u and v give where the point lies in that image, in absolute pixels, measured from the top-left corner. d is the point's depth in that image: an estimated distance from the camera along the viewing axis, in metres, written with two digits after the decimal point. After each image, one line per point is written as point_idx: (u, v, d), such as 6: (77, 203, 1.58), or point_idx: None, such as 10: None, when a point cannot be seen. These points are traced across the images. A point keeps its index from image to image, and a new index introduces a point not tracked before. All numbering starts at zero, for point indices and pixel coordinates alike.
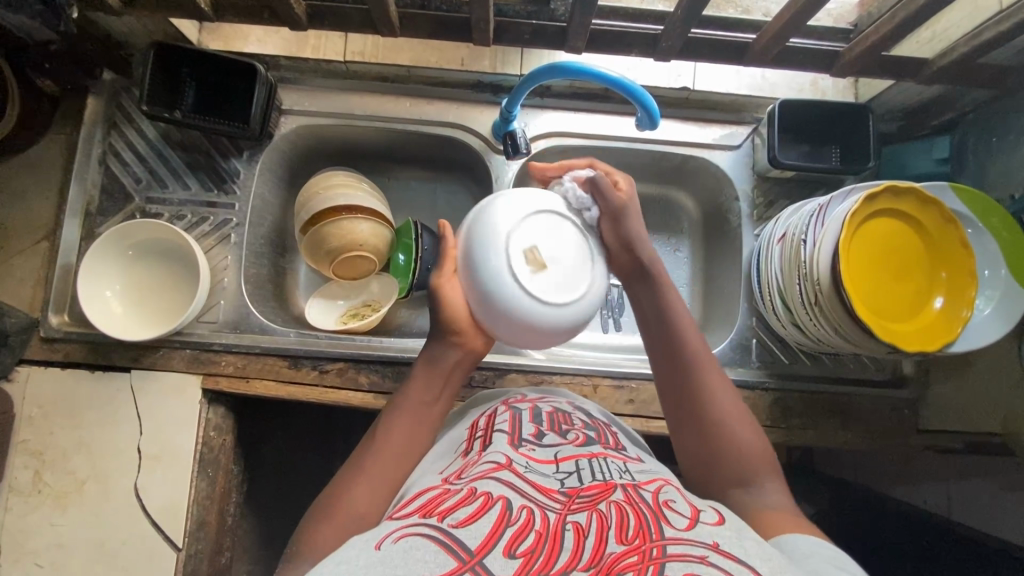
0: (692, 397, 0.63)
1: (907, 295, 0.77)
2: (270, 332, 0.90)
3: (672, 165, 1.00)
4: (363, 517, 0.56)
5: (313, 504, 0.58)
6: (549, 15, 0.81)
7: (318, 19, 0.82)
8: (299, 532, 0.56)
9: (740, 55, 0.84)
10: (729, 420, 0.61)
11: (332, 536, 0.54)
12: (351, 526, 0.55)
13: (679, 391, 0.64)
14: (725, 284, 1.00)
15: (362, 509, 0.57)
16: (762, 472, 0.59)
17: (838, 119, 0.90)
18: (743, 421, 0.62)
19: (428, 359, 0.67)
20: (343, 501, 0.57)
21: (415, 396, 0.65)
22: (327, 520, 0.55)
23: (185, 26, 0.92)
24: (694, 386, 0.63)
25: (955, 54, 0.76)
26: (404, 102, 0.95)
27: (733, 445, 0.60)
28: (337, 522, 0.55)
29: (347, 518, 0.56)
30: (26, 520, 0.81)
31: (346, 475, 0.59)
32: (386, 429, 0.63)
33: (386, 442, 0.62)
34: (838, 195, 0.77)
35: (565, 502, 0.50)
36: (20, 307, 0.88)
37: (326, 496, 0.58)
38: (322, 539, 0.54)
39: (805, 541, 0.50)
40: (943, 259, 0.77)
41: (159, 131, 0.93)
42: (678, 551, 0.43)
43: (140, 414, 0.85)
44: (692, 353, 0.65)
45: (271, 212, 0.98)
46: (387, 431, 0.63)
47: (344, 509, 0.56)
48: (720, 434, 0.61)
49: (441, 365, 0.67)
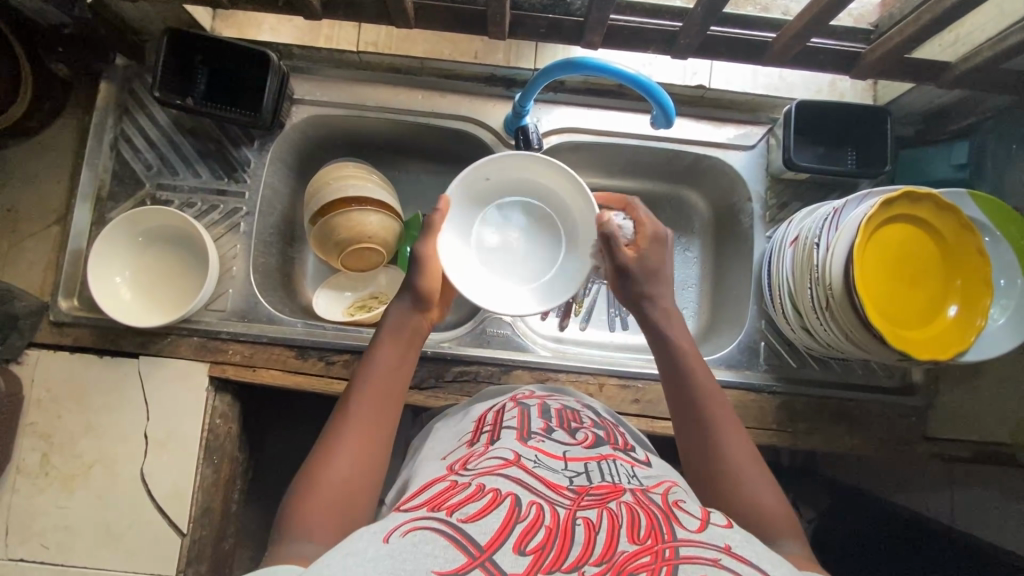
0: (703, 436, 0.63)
1: (920, 296, 0.76)
2: (278, 322, 0.90)
3: (685, 164, 0.99)
4: (350, 496, 0.56)
5: (292, 484, 0.56)
6: (566, 9, 0.79)
7: (333, 9, 0.81)
8: (282, 514, 0.54)
9: (760, 54, 0.83)
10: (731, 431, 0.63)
11: (320, 518, 0.53)
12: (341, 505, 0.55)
13: (693, 432, 0.64)
14: (734, 285, 0.99)
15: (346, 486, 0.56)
16: (760, 480, 0.59)
17: (856, 122, 0.88)
18: (754, 460, 0.61)
19: (393, 328, 0.69)
20: (323, 484, 0.55)
21: (383, 365, 0.65)
22: (309, 502, 0.54)
23: (199, 12, 0.91)
24: (705, 416, 0.64)
25: (978, 59, 0.74)
26: (416, 95, 0.94)
27: (741, 479, 0.59)
28: (321, 500, 0.54)
29: (334, 497, 0.55)
30: (34, 502, 0.82)
31: (326, 449, 0.58)
32: (358, 397, 0.62)
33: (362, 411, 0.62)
34: (854, 198, 0.76)
35: (575, 498, 0.50)
36: (30, 290, 0.88)
37: (305, 474, 0.56)
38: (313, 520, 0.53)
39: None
40: (967, 259, 0.75)
41: (171, 117, 0.92)
42: (691, 553, 0.43)
43: (148, 400, 0.85)
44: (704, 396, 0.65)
45: (281, 202, 0.97)
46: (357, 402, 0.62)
47: (328, 486, 0.55)
48: (727, 469, 0.60)
49: (406, 330, 0.69)
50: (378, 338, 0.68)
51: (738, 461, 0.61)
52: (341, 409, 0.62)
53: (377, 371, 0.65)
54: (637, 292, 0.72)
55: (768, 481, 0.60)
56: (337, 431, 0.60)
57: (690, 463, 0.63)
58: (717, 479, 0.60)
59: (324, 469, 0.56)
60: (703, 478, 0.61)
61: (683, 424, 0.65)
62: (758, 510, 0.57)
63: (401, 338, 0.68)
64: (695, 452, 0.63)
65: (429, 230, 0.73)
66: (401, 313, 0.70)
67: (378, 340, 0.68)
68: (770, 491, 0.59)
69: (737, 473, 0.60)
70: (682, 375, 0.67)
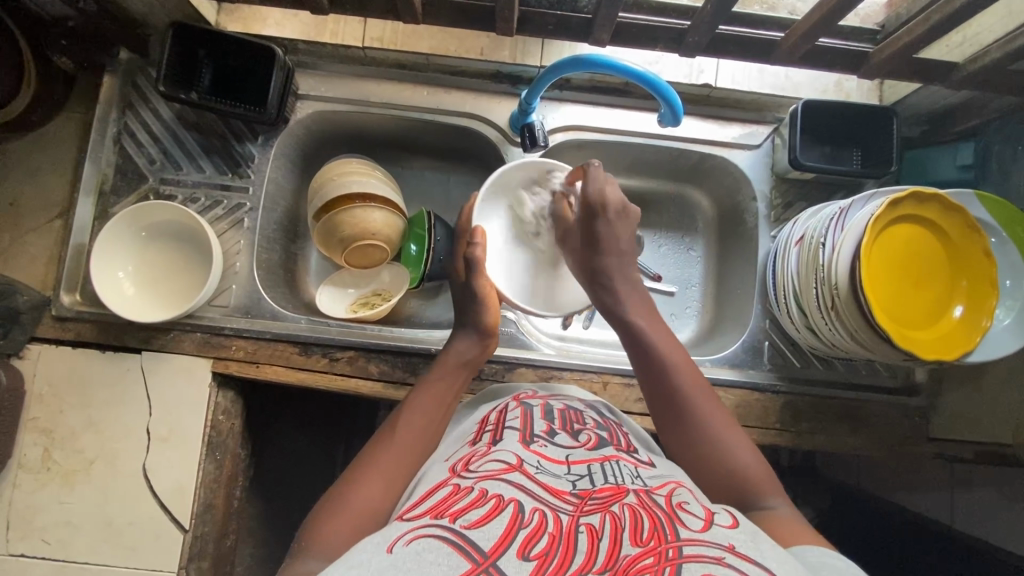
0: (684, 422, 0.62)
1: (902, 276, 0.77)
2: (281, 318, 0.90)
3: (690, 163, 0.99)
4: (380, 510, 0.56)
5: (328, 490, 0.58)
6: (573, 6, 0.80)
7: (339, 4, 0.81)
8: (312, 517, 0.55)
9: (767, 53, 0.83)
10: (698, 396, 0.63)
11: (349, 526, 0.53)
12: (370, 516, 0.55)
13: (673, 419, 0.63)
14: (738, 285, 0.99)
15: (379, 499, 0.56)
16: (738, 442, 0.60)
17: (862, 121, 0.88)
18: (741, 441, 0.61)
19: (457, 362, 0.71)
20: (358, 495, 0.56)
21: (438, 394, 0.68)
22: (342, 510, 0.55)
23: (204, 7, 0.90)
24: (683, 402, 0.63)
25: (986, 60, 0.75)
26: (421, 91, 0.94)
27: (733, 465, 0.59)
28: (354, 511, 0.55)
29: (366, 509, 0.55)
30: (35, 497, 0.82)
31: (367, 462, 0.60)
32: (410, 422, 0.64)
33: (409, 431, 0.63)
34: (858, 199, 0.76)
35: (577, 504, 0.50)
36: (32, 284, 0.88)
37: (343, 483, 0.58)
38: (339, 526, 0.53)
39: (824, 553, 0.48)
40: (941, 230, 0.75)
41: (175, 112, 0.92)
42: (694, 552, 0.43)
43: (150, 396, 0.85)
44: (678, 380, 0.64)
45: (284, 197, 0.97)
46: (408, 422, 0.64)
47: (361, 497, 0.56)
48: (716, 455, 0.59)
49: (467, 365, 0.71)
50: (437, 367, 0.70)
51: (724, 444, 0.60)
52: (389, 426, 0.64)
53: (431, 399, 0.67)
54: (591, 264, 0.74)
55: (745, 444, 0.61)
56: (382, 449, 0.61)
57: (676, 450, 0.62)
58: (707, 467, 0.59)
59: (362, 481, 0.57)
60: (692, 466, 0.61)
61: (663, 412, 0.64)
62: (752, 486, 0.57)
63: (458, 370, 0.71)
64: (667, 426, 0.63)
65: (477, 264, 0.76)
66: (462, 345, 0.73)
67: (436, 368, 0.70)
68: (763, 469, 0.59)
69: (715, 440, 0.60)
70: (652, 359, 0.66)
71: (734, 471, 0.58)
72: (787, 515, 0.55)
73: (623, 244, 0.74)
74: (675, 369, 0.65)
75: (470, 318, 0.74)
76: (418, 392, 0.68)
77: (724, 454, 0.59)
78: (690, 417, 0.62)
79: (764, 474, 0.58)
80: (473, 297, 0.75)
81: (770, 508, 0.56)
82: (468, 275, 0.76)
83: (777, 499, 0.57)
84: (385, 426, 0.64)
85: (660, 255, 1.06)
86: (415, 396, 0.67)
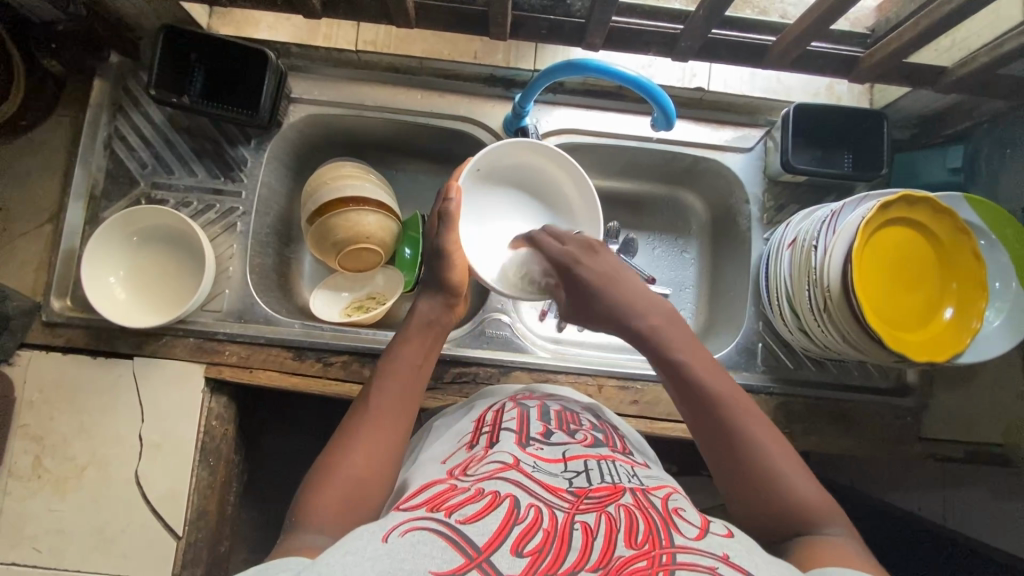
0: (731, 445, 0.58)
1: (903, 288, 0.77)
2: (275, 323, 0.89)
3: (683, 166, 0.99)
4: (366, 481, 0.56)
5: (311, 468, 0.57)
6: (565, 10, 0.79)
7: (332, 8, 0.81)
8: (299, 497, 0.55)
9: (759, 57, 0.83)
10: (747, 424, 0.59)
11: (337, 500, 0.54)
12: (357, 490, 0.55)
13: (719, 442, 0.59)
14: (731, 287, 0.99)
15: (366, 470, 0.57)
16: (792, 471, 0.56)
17: (853, 125, 0.89)
18: (791, 462, 0.57)
19: (422, 324, 0.71)
20: (342, 467, 0.56)
21: (409, 358, 0.68)
22: (326, 484, 0.55)
23: (194, 9, 0.90)
24: (729, 423, 0.59)
25: (975, 65, 0.75)
26: (414, 94, 0.94)
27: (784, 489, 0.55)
28: (340, 483, 0.55)
29: (352, 480, 0.55)
30: (25, 505, 0.81)
31: (346, 438, 0.60)
32: (384, 390, 0.64)
33: (384, 400, 0.63)
34: (850, 200, 0.77)
35: (573, 502, 0.50)
36: (22, 290, 0.87)
37: (325, 460, 0.58)
38: (329, 500, 0.53)
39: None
40: (932, 233, 0.76)
41: (166, 115, 0.91)
42: (688, 560, 0.43)
43: (142, 401, 0.84)
44: (723, 400, 0.60)
45: (277, 201, 0.97)
46: (382, 390, 0.64)
47: (346, 470, 0.56)
48: (767, 478, 0.56)
49: (434, 326, 0.72)
50: (404, 331, 0.70)
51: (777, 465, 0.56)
52: (364, 398, 0.64)
53: (403, 365, 0.67)
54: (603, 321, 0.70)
55: (801, 471, 0.56)
56: (360, 421, 0.61)
57: (725, 476, 0.58)
58: (759, 491, 0.56)
59: (344, 454, 0.57)
60: (742, 490, 0.57)
61: (709, 435, 0.60)
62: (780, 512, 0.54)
63: (426, 332, 0.71)
64: (715, 450, 0.59)
65: (446, 219, 0.74)
66: (429, 308, 0.73)
67: (404, 334, 0.70)
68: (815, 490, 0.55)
69: (763, 464, 0.56)
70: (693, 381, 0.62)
71: (787, 503, 0.54)
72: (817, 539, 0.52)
73: (605, 285, 0.70)
74: (720, 401, 0.60)
75: (438, 279, 0.75)
76: (387, 361, 0.67)
77: (778, 485, 0.55)
78: (739, 447, 0.58)
79: (821, 506, 0.54)
80: (442, 258, 0.75)
81: (819, 535, 0.53)
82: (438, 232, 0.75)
83: (833, 529, 0.53)
84: (360, 399, 0.64)
85: (654, 257, 1.06)
86: (387, 365, 0.67)
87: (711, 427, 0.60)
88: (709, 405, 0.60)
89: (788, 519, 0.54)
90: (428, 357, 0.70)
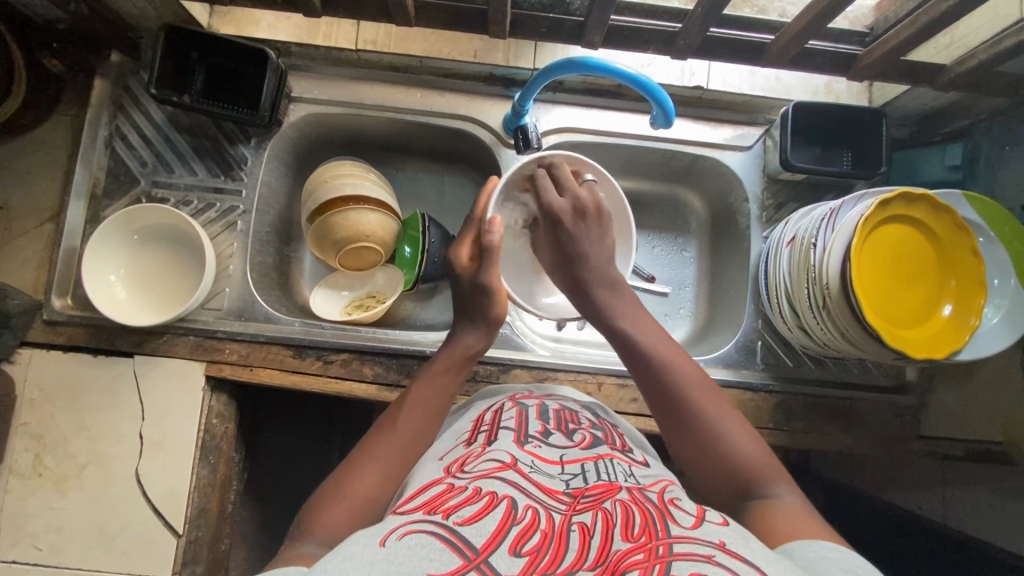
0: (675, 405, 0.62)
1: (900, 284, 0.78)
2: (275, 321, 0.90)
3: (683, 164, 1.00)
4: (374, 499, 0.56)
5: (327, 478, 0.58)
6: (565, 9, 0.80)
7: (332, 7, 0.81)
8: (310, 506, 0.56)
9: (758, 55, 0.83)
10: (686, 379, 0.63)
11: (345, 517, 0.54)
12: (365, 505, 0.55)
13: (665, 403, 0.63)
14: (730, 285, 1.00)
15: (377, 490, 0.57)
16: (731, 423, 0.60)
17: (853, 123, 0.89)
18: (733, 421, 0.60)
19: (464, 352, 0.69)
20: (354, 483, 0.56)
21: (437, 384, 0.67)
22: (337, 498, 0.55)
23: (195, 8, 0.91)
24: (676, 384, 0.62)
25: (973, 61, 0.76)
26: (414, 93, 0.94)
27: (727, 445, 0.58)
28: (350, 500, 0.55)
29: (361, 497, 0.56)
30: (26, 503, 0.81)
31: (365, 454, 0.60)
32: (409, 414, 0.64)
33: (408, 422, 0.63)
34: (848, 199, 0.77)
35: (570, 503, 0.50)
36: (23, 288, 0.87)
37: (339, 475, 0.58)
38: (336, 516, 0.54)
39: (840, 552, 0.46)
40: (930, 231, 0.76)
41: (167, 115, 0.92)
42: (684, 550, 0.43)
43: (143, 400, 0.84)
44: (668, 360, 0.64)
45: (278, 200, 0.97)
46: (405, 415, 0.63)
47: (358, 488, 0.56)
48: (711, 434, 0.59)
49: (470, 353, 0.70)
50: (441, 355, 0.69)
51: (720, 423, 0.60)
52: (390, 418, 0.64)
53: (432, 391, 0.66)
54: (576, 278, 0.70)
55: (740, 429, 0.60)
56: (379, 440, 0.61)
57: (674, 435, 0.61)
58: (702, 448, 0.59)
59: (357, 470, 0.58)
60: (688, 448, 0.60)
61: (655, 397, 0.63)
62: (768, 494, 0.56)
63: (461, 360, 0.69)
64: (664, 414, 0.62)
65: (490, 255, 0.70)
66: (467, 332, 0.71)
67: (435, 362, 0.69)
68: (759, 449, 0.59)
69: (708, 423, 0.60)
70: (640, 345, 0.65)
71: (729, 455, 0.58)
72: (789, 509, 0.53)
73: (602, 243, 0.71)
74: (660, 357, 0.64)
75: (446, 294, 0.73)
76: (419, 386, 0.66)
77: (722, 443, 0.58)
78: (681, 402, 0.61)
79: (761, 459, 0.57)
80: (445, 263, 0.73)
81: (774, 496, 0.54)
82: (478, 266, 0.71)
83: (783, 489, 0.55)
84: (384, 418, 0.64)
85: (653, 255, 1.06)
86: (416, 390, 0.66)
87: (656, 387, 0.63)
88: (654, 367, 0.64)
89: (733, 477, 0.57)
90: (456, 384, 0.68)
